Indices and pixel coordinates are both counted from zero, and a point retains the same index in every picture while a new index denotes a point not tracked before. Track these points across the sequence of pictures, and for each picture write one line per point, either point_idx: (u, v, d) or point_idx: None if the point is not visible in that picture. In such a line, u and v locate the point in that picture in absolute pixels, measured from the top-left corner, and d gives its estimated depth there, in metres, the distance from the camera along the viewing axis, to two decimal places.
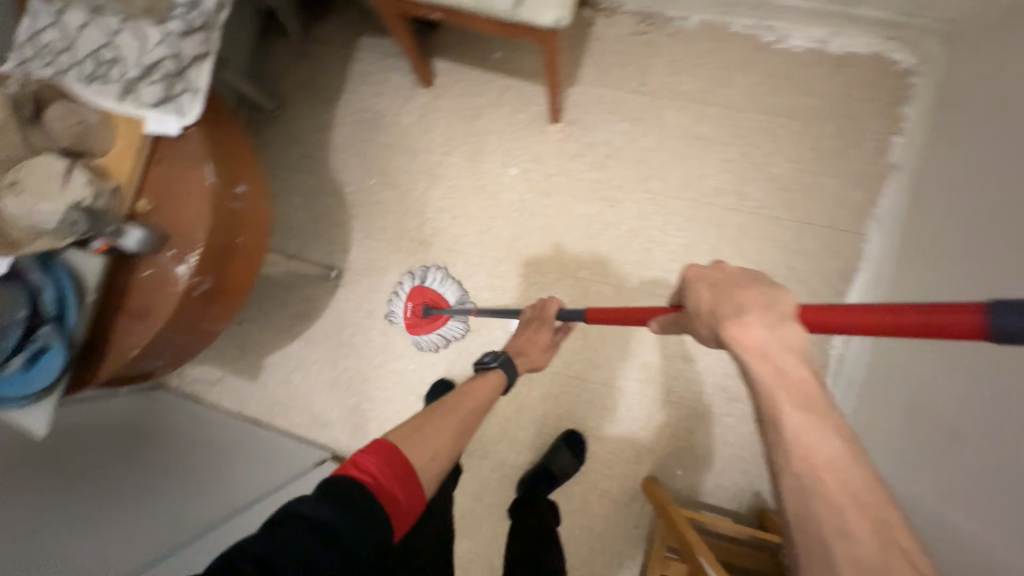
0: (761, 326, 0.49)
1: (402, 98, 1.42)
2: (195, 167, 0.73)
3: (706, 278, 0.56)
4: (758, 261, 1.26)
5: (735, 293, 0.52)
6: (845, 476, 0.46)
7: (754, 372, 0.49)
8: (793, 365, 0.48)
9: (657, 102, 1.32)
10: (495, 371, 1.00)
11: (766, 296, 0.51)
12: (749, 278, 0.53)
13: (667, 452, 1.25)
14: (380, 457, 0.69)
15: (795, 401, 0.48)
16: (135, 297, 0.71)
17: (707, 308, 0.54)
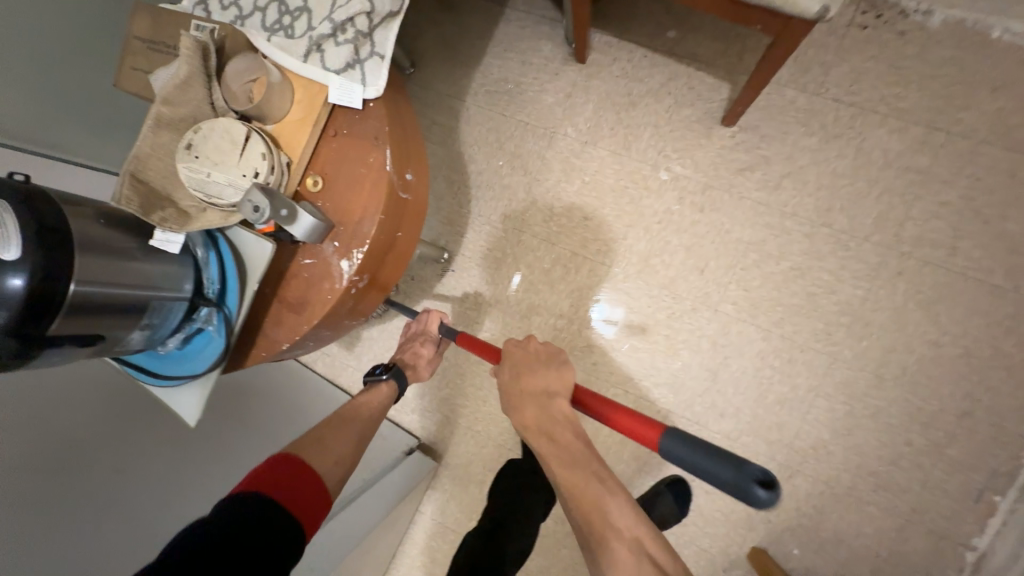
0: (550, 393, 0.71)
1: (549, 72, 1.25)
2: (372, 148, 0.63)
3: (513, 353, 0.79)
4: (952, 334, 1.04)
5: (558, 380, 0.73)
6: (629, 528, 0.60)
7: (550, 442, 0.69)
8: (563, 435, 0.69)
9: (864, 118, 1.07)
10: (385, 383, 0.92)
11: (544, 376, 0.74)
12: (541, 360, 0.76)
13: (785, 525, 1.10)
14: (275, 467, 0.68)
15: (563, 463, 0.67)
16: (293, 288, 0.64)
17: (540, 385, 0.73)
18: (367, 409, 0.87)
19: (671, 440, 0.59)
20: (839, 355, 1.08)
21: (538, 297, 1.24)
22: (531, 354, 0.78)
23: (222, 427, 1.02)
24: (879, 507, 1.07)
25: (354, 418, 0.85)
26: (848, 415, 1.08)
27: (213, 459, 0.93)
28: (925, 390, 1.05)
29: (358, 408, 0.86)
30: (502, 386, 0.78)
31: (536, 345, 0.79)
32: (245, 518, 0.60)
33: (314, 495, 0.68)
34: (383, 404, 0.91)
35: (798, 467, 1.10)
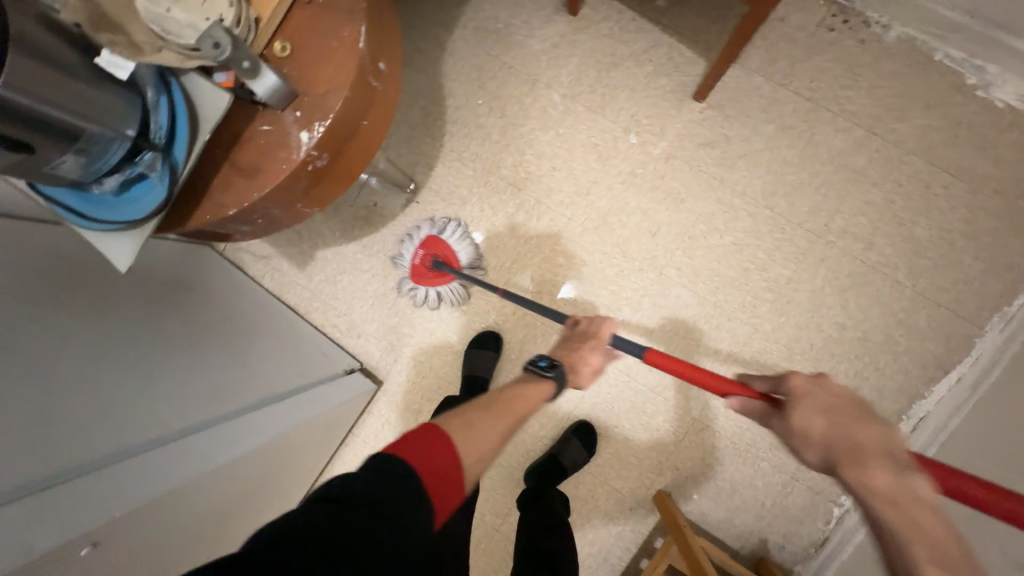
0: (884, 473, 0.57)
1: (540, 19, 1.26)
2: (347, 23, 0.62)
3: (818, 396, 0.65)
4: (856, 319, 1.16)
5: (857, 426, 0.61)
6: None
7: (889, 512, 0.55)
8: (917, 511, 0.54)
9: (816, 113, 1.16)
10: (549, 381, 0.85)
11: (887, 438, 0.60)
12: (843, 401, 0.64)
13: (688, 474, 1.22)
14: (431, 442, 0.61)
15: (943, 558, 0.50)
16: (248, 152, 0.63)
17: (818, 430, 0.63)
18: (530, 399, 0.80)
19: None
20: (760, 327, 1.19)
21: (498, 239, 1.26)
22: (826, 393, 0.65)
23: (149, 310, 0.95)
24: (770, 463, 1.20)
25: (516, 407, 0.76)
26: None
27: (162, 345, 0.92)
28: (826, 366, 1.18)
29: (524, 399, 0.78)
30: (803, 431, 0.65)
31: (832, 385, 0.66)
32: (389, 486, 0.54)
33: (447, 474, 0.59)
34: (540, 398, 0.82)
35: (708, 422, 1.21)
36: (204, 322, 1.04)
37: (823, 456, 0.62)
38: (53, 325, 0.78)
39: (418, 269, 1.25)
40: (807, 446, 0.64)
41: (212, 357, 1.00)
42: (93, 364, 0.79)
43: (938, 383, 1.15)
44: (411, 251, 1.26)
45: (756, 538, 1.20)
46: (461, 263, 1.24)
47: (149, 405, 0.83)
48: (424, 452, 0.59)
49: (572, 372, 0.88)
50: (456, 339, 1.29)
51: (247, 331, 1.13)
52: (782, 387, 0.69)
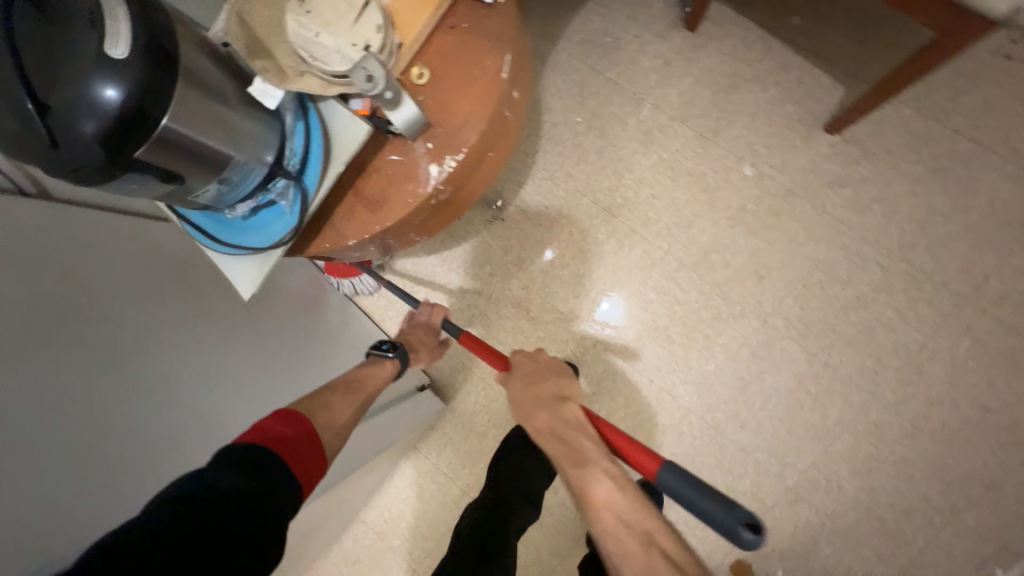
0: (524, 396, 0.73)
1: (654, 34, 1.16)
2: (491, 50, 0.57)
3: (523, 366, 0.79)
4: (1003, 402, 1.00)
5: (542, 383, 0.76)
6: (617, 503, 0.61)
7: (551, 443, 0.69)
8: (570, 435, 0.68)
9: (979, 157, 1.00)
10: (391, 360, 0.85)
11: (558, 371, 0.78)
12: (552, 372, 0.78)
13: (777, 548, 1.07)
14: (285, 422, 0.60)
15: (569, 461, 0.66)
16: (374, 182, 0.59)
17: (515, 388, 0.77)
18: (370, 383, 0.79)
19: (668, 473, 0.58)
20: (881, 396, 1.04)
21: (583, 266, 1.19)
22: (540, 366, 0.79)
23: (212, 310, 0.85)
24: (876, 552, 1.03)
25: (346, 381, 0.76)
26: (873, 456, 1.04)
27: (199, 360, 0.76)
28: (959, 450, 1.01)
29: (370, 376, 0.80)
30: (512, 397, 0.77)
31: (546, 358, 0.80)
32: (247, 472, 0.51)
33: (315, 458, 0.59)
34: (385, 378, 0.83)
35: (805, 495, 1.07)
36: (255, 334, 0.89)
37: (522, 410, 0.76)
38: (80, 319, 0.65)
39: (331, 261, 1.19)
40: (518, 407, 0.76)
41: (275, 367, 0.89)
42: (105, 375, 0.64)
43: None
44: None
45: None
46: None
47: (165, 436, 0.67)
48: (269, 432, 0.57)
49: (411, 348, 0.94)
50: None
51: (314, 336, 1.03)
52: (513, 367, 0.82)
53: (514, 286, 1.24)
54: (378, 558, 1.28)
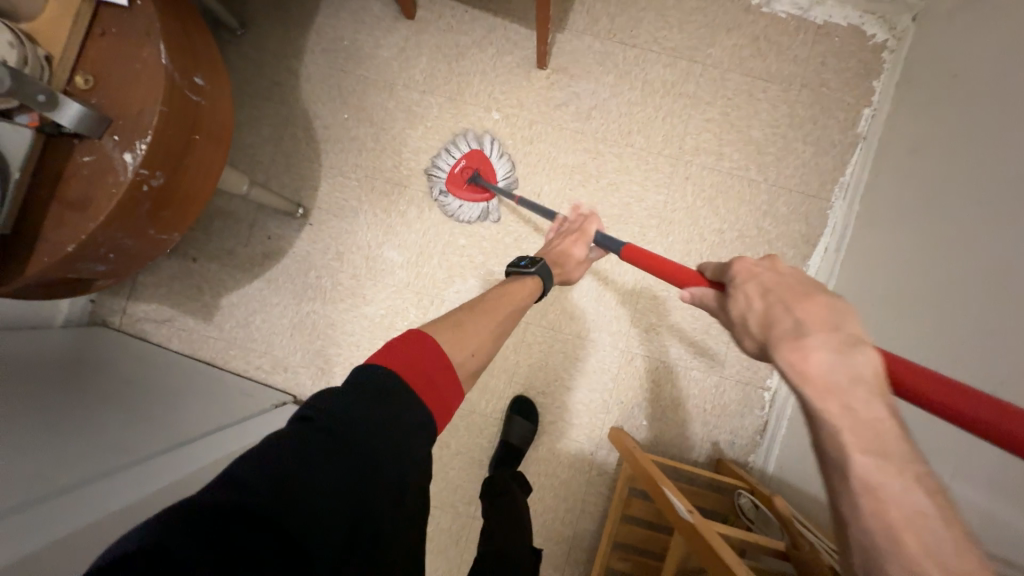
0: (825, 348, 0.47)
1: (381, 29, 1.33)
2: (146, 44, 0.64)
3: (762, 282, 0.58)
4: (729, 221, 1.30)
5: (772, 296, 0.55)
6: (919, 505, 0.40)
7: (814, 394, 0.46)
8: (862, 398, 0.44)
9: (644, 56, 1.31)
10: (531, 278, 0.91)
11: (833, 312, 0.50)
12: (812, 286, 0.54)
13: (633, 403, 1.28)
14: (411, 347, 0.58)
15: (865, 442, 0.43)
16: (73, 185, 0.63)
17: (759, 315, 0.55)
18: (519, 294, 0.86)
19: None
20: (655, 251, 1.29)
21: (399, 238, 1.31)
22: (786, 285, 0.55)
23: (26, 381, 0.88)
24: (699, 370, 1.29)
25: (504, 322, 0.78)
26: (669, 298, 1.29)
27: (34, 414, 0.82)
28: None
29: (517, 296, 0.86)
30: (732, 317, 0.60)
31: (787, 273, 0.57)
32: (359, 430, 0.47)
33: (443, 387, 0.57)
34: (533, 291, 0.89)
35: (636, 351, 1.29)
36: (85, 394, 0.94)
37: (764, 326, 0.54)
38: None
39: (460, 176, 1.26)
40: (741, 310, 0.58)
41: (114, 411, 0.93)
42: None
43: (812, 258, 1.29)
44: (454, 160, 1.27)
45: (709, 443, 1.28)
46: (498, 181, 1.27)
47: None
48: (394, 358, 0.56)
49: (557, 265, 0.98)
50: (384, 344, 1.30)
51: (157, 386, 1.07)
52: (730, 278, 0.62)
53: (344, 279, 1.31)
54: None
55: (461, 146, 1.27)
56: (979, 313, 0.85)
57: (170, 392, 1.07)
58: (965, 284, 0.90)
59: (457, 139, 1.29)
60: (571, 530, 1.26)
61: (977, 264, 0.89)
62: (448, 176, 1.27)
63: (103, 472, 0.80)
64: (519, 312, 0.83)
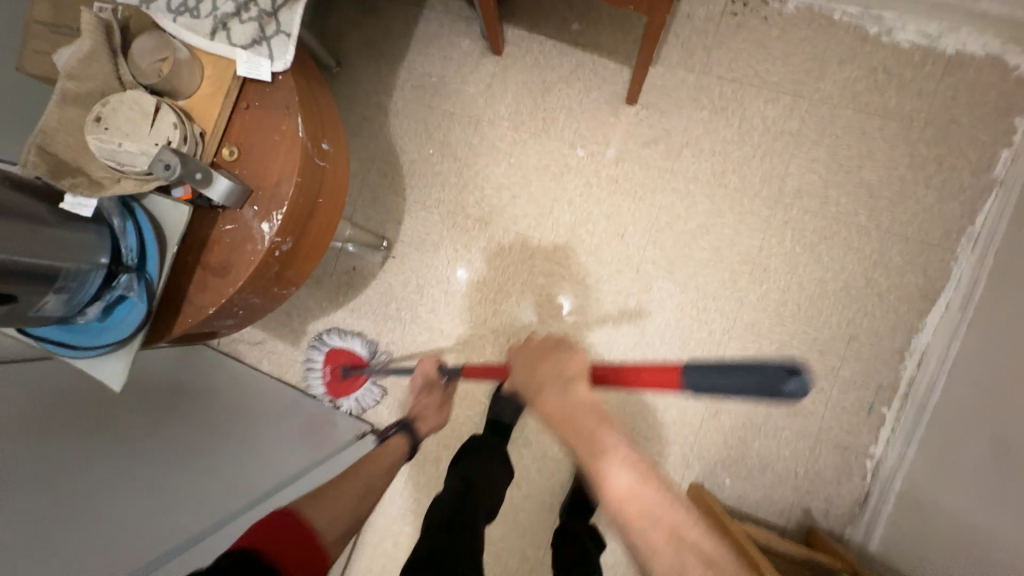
0: (559, 388, 0.91)
1: (469, 65, 1.34)
2: (285, 119, 0.67)
3: (528, 349, 1.01)
4: (833, 270, 1.19)
5: (524, 357, 1.00)
6: (647, 493, 0.82)
7: (572, 424, 0.88)
8: (590, 418, 0.87)
9: (742, 91, 1.23)
10: (396, 436, 1.01)
11: (561, 361, 0.95)
12: (551, 346, 0.97)
13: (716, 459, 1.21)
14: (272, 533, 0.69)
15: (609, 448, 0.86)
16: (217, 251, 0.67)
17: (541, 367, 0.97)
18: (389, 453, 0.96)
19: (696, 376, 0.77)
20: (747, 300, 1.22)
21: (476, 276, 1.31)
22: (540, 350, 0.98)
23: (150, 411, 0.96)
24: (792, 430, 1.19)
25: (384, 479, 0.91)
26: (759, 350, 1.21)
27: (150, 459, 0.90)
28: (818, 321, 1.19)
29: (380, 453, 0.95)
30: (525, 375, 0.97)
31: (540, 342, 0.99)
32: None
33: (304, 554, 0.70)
34: (397, 454, 0.97)
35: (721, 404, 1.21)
36: (195, 424, 1.01)
37: (528, 380, 0.96)
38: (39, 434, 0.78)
39: (337, 372, 1.32)
40: (523, 378, 0.96)
41: (214, 450, 1.01)
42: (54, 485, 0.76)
43: (930, 313, 1.16)
44: (319, 369, 1.33)
45: (800, 509, 1.18)
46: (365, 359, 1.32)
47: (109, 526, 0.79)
48: (254, 539, 0.68)
49: (419, 417, 1.07)
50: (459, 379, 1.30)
51: (252, 415, 1.14)
52: (516, 354, 1.04)
53: (422, 313, 1.33)
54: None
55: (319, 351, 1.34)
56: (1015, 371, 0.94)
57: (262, 423, 1.14)
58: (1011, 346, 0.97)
59: (312, 348, 1.35)
60: None
61: (1017, 336, 0.96)
62: (324, 386, 1.33)
63: (195, 534, 0.87)
64: (391, 470, 0.93)
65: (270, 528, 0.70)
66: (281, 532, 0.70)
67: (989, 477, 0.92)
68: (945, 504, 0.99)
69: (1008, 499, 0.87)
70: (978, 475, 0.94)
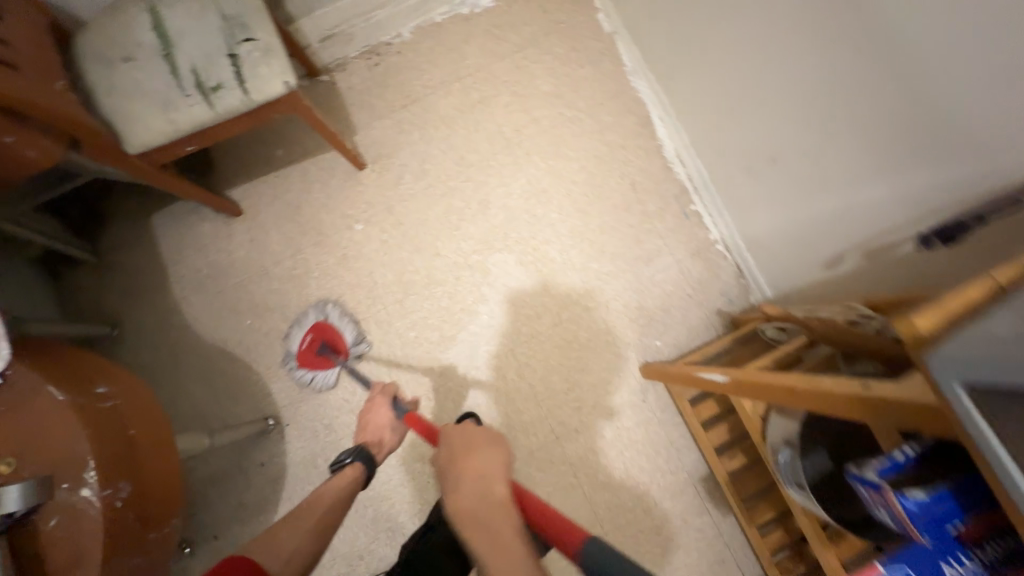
0: (469, 491, 0.77)
1: (223, 240, 1.41)
2: (41, 397, 0.68)
3: (452, 442, 0.88)
4: (583, 156, 1.44)
5: (462, 464, 0.83)
6: None
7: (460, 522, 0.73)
8: (499, 512, 0.72)
9: (426, 102, 1.47)
10: (352, 465, 0.99)
11: (483, 459, 0.82)
12: (472, 446, 0.86)
13: (638, 335, 1.35)
14: (216, 571, 0.70)
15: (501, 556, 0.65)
16: (59, 549, 0.65)
17: (460, 480, 0.80)
18: (329, 492, 0.93)
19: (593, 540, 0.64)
20: (553, 221, 1.41)
21: (364, 375, 1.34)
22: (461, 444, 0.87)
23: None
24: (660, 273, 1.38)
25: (332, 505, 0.92)
26: (591, 242, 1.40)
27: None
28: (606, 192, 1.42)
29: (326, 489, 0.94)
30: (441, 459, 0.86)
31: (477, 431, 0.89)
32: None
33: None
34: (343, 492, 0.95)
35: (604, 297, 1.37)
36: None
37: (448, 487, 0.80)
38: None
39: (307, 349, 1.29)
40: (449, 493, 0.79)
41: None
42: None
43: (658, 131, 1.45)
44: (298, 338, 1.30)
45: (715, 315, 1.36)
46: (348, 346, 1.29)
47: None
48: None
49: (373, 444, 1.05)
50: (420, 464, 1.28)
51: None
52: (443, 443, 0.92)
53: (348, 444, 1.31)
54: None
55: (300, 327, 1.31)
56: (791, 77, 0.94)
57: None
58: (769, 71, 0.99)
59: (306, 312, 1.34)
60: (683, 469, 1.27)
61: (763, 57, 0.99)
62: (298, 351, 1.29)
63: None
64: (335, 511, 0.92)
65: (218, 573, 0.70)
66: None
67: (858, 161, 0.86)
68: (858, 219, 0.91)
69: (885, 156, 0.81)
70: (851, 169, 0.89)
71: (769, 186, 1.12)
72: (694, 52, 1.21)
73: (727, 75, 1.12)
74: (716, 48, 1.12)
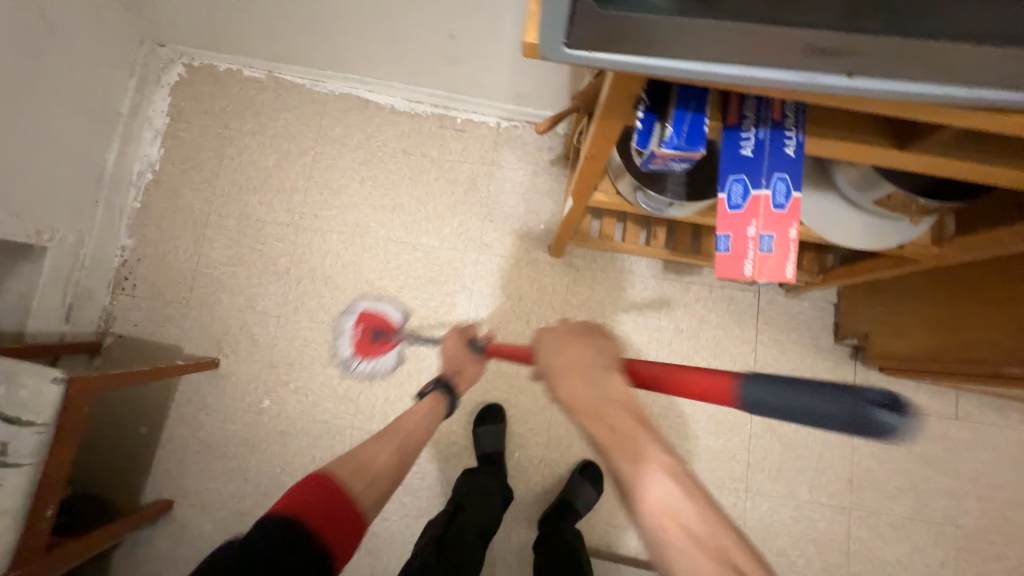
0: (584, 385, 0.64)
1: (183, 532, 1.29)
2: None
3: (552, 333, 0.71)
4: (354, 174, 1.44)
5: (579, 357, 0.67)
6: (694, 503, 0.55)
7: (586, 423, 0.61)
8: (614, 411, 0.61)
9: (203, 268, 1.39)
10: (430, 398, 0.95)
11: (599, 355, 0.67)
12: (586, 335, 0.70)
13: (526, 236, 1.40)
14: (315, 487, 0.69)
15: (631, 457, 0.57)
16: None
17: (565, 359, 0.67)
18: (400, 424, 0.87)
19: (751, 388, 0.58)
20: (388, 234, 1.41)
21: None
22: (564, 333, 0.71)
23: None
24: (491, 183, 1.43)
25: (409, 442, 0.85)
26: (427, 218, 1.42)
27: None
28: (398, 177, 1.43)
29: (412, 416, 0.89)
30: (543, 355, 0.70)
31: (571, 324, 0.73)
32: (286, 537, 0.62)
33: (350, 521, 0.68)
34: (427, 417, 0.91)
35: (478, 240, 1.41)
36: None
37: (548, 386, 0.67)
38: None
39: (363, 342, 1.31)
40: (563, 385, 0.65)
41: None
42: None
43: (380, 101, 1.45)
44: (348, 330, 1.32)
45: (555, 166, 1.43)
46: (395, 324, 1.33)
47: None
48: (302, 499, 0.67)
49: (457, 375, 0.99)
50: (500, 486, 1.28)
51: None
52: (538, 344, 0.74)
53: None
54: (751, 520, 1.25)
55: (353, 316, 1.33)
56: None
57: None
58: None
59: (356, 302, 1.35)
60: (647, 277, 1.36)
61: None
62: (351, 344, 1.32)
63: None
64: (413, 439, 0.86)
65: (320, 492, 0.68)
66: (331, 511, 0.67)
67: None
68: None
69: None
70: None
71: (484, 52, 1.17)
72: (332, 26, 1.19)
73: (371, 15, 1.12)
74: (327, 4, 1.12)
